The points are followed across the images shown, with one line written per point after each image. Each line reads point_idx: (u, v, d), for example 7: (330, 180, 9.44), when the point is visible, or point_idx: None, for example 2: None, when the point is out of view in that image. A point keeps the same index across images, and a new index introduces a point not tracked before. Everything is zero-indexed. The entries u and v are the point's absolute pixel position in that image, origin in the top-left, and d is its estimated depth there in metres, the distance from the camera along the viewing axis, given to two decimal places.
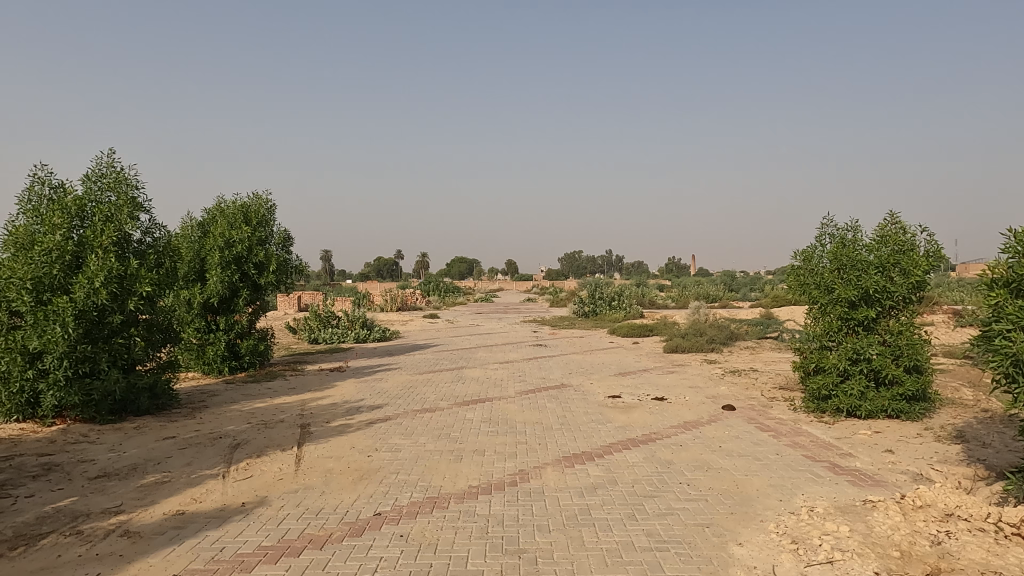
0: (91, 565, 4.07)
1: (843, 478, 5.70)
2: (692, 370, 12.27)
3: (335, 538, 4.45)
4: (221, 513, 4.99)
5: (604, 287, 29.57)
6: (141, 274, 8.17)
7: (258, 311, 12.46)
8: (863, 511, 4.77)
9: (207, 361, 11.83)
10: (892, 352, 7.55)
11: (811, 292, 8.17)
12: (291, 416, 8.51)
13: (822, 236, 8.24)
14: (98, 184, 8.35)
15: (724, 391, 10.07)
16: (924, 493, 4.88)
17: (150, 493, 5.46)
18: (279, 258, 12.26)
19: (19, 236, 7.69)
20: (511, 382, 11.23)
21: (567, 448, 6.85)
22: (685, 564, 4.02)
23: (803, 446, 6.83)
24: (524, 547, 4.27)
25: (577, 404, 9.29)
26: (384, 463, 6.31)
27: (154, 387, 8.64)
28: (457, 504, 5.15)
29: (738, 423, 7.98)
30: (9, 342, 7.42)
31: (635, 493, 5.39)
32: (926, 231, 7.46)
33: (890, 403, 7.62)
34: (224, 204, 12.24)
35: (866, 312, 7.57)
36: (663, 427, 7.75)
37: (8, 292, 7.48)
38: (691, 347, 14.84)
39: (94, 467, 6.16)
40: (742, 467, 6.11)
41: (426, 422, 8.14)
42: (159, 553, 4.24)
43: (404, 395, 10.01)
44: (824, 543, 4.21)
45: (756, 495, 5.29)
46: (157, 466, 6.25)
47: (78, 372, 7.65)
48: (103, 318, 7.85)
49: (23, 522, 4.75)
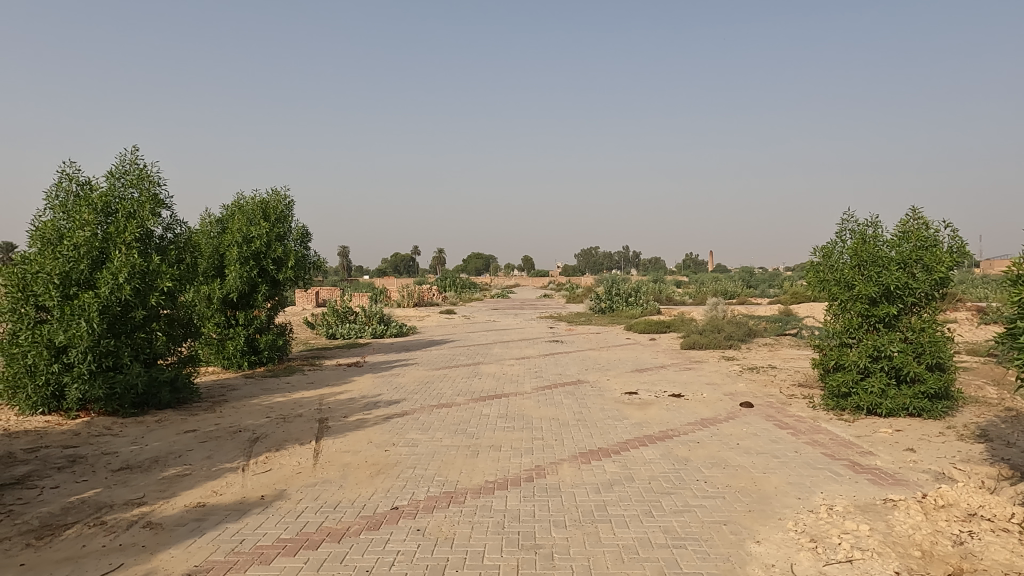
0: (114, 556, 4.13)
1: (864, 476, 5.64)
2: (709, 366, 12.22)
3: (353, 531, 4.49)
4: (241, 506, 5.05)
5: (621, 283, 29.45)
6: (163, 269, 8.30)
7: (277, 306, 12.60)
8: (884, 510, 4.71)
9: (227, 356, 11.95)
10: (915, 349, 7.42)
11: (831, 289, 8.07)
12: (310, 410, 8.60)
13: (842, 231, 8.15)
14: (122, 180, 8.47)
15: (743, 388, 9.99)
16: (947, 492, 4.81)
17: (172, 485, 5.55)
18: (298, 254, 12.37)
19: (47, 232, 7.82)
20: (528, 378, 11.25)
21: (584, 444, 6.85)
22: (702, 561, 4.01)
23: (823, 444, 6.76)
24: (541, 543, 4.28)
25: (594, 400, 9.26)
26: (401, 458, 6.36)
27: (175, 380, 8.73)
28: (474, 499, 5.17)
29: (756, 420, 7.94)
30: (36, 336, 7.54)
31: (652, 489, 5.38)
32: (949, 227, 7.36)
33: (912, 402, 7.51)
34: (243, 201, 12.40)
35: (887, 309, 7.47)
36: (681, 425, 7.71)
37: (36, 287, 7.61)
38: (709, 344, 14.75)
39: (118, 459, 6.28)
40: (760, 464, 6.08)
41: (443, 418, 8.18)
42: (181, 545, 4.29)
43: (421, 390, 10.07)
44: (844, 543, 4.17)
45: (775, 494, 5.24)
46: (177, 459, 6.34)
47: (102, 365, 7.76)
48: (127, 312, 7.99)
49: (48, 513, 4.85)
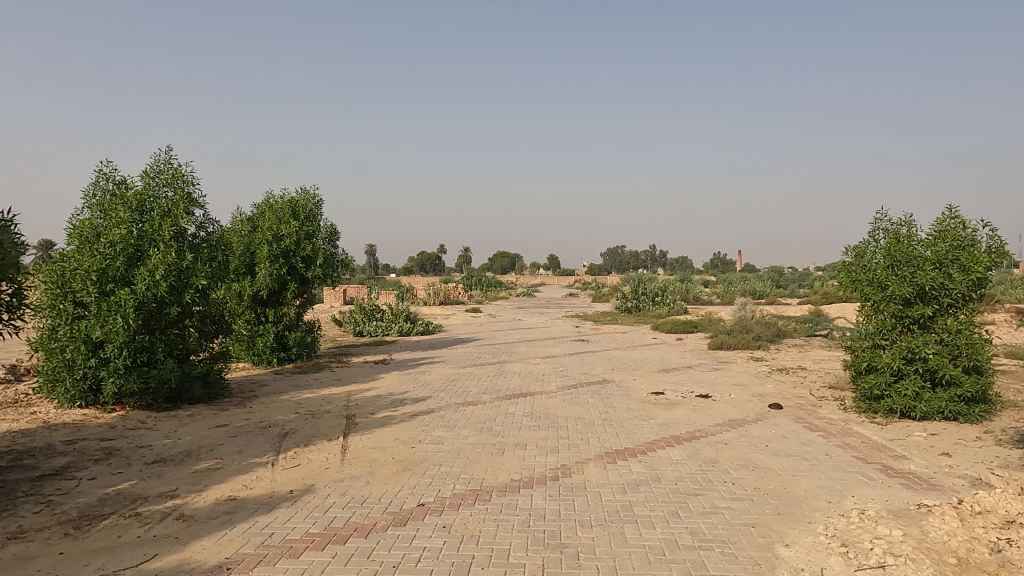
0: (148, 546, 4.23)
1: (897, 480, 5.52)
2: (738, 367, 12.07)
3: (380, 527, 4.54)
4: (270, 500, 5.13)
5: (647, 282, 29.23)
6: (196, 267, 8.48)
7: (306, 304, 12.76)
8: (917, 515, 4.61)
9: (257, 352, 12.14)
10: (951, 351, 7.25)
11: (863, 289, 7.91)
12: (337, 407, 8.70)
13: (875, 231, 7.99)
14: (157, 179, 8.65)
15: (772, 389, 9.85)
16: (984, 498, 4.68)
17: (204, 478, 5.66)
18: (327, 252, 12.52)
19: (84, 230, 8.02)
20: (554, 377, 11.23)
21: (609, 444, 6.82)
22: (729, 563, 3.97)
23: (854, 447, 6.64)
24: (567, 542, 4.27)
25: (620, 400, 9.20)
26: (427, 455, 6.39)
27: (207, 376, 8.90)
28: (500, 497, 5.19)
29: (786, 422, 7.83)
30: (74, 332, 7.75)
31: (678, 490, 5.34)
32: (988, 226, 7.17)
33: (947, 405, 7.33)
34: (274, 199, 12.59)
35: (922, 311, 7.31)
36: (708, 425, 7.63)
37: (74, 284, 7.81)
38: (738, 345, 14.56)
39: (152, 452, 6.43)
40: (790, 467, 5.99)
41: (469, 416, 8.20)
42: (212, 537, 4.38)
43: (447, 389, 10.12)
44: (876, 548, 4.09)
45: (804, 497, 5.17)
46: (209, 453, 6.46)
47: (137, 360, 7.95)
48: (162, 309, 8.17)
49: (85, 503, 4.98)
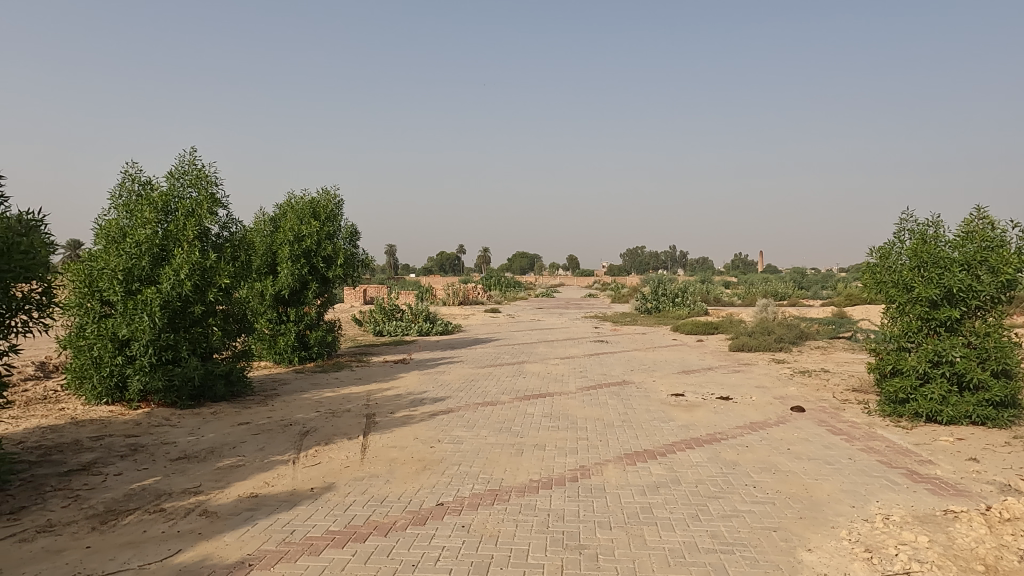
0: (172, 541, 4.30)
1: (922, 485, 5.43)
2: (759, 369, 11.96)
3: (399, 525, 4.56)
4: (291, 498, 5.18)
5: (667, 283, 29.10)
6: (219, 266, 8.59)
7: (326, 304, 12.88)
8: (944, 521, 4.52)
9: (279, 351, 12.27)
10: (979, 354, 7.11)
11: (888, 291, 7.78)
12: (357, 406, 8.77)
13: (901, 231, 7.86)
14: (181, 180, 8.78)
15: (794, 392, 9.73)
16: (1013, 505, 4.58)
17: (226, 475, 5.73)
18: (347, 252, 12.63)
19: (111, 230, 8.16)
20: (573, 378, 11.21)
21: (629, 445, 6.79)
22: (751, 567, 3.93)
23: (879, 451, 6.53)
24: (586, 543, 4.27)
25: (639, 401, 9.15)
26: (446, 455, 6.41)
27: (230, 374, 9.02)
28: (518, 497, 5.19)
29: (808, 425, 7.73)
30: (101, 330, 7.88)
31: (698, 493, 5.30)
32: (1017, 226, 7.03)
33: (975, 409, 7.19)
34: (295, 200, 12.72)
35: (948, 313, 7.18)
36: (729, 428, 7.56)
37: (101, 283, 7.95)
38: (759, 346, 14.42)
39: (176, 449, 6.52)
40: (812, 470, 5.91)
41: (488, 416, 8.21)
42: (235, 533, 4.44)
43: (466, 389, 10.14)
44: (900, 554, 4.02)
45: (827, 501, 5.10)
46: (231, 451, 6.54)
47: (162, 358, 8.08)
48: (186, 308, 8.29)
49: (112, 499, 5.07)
